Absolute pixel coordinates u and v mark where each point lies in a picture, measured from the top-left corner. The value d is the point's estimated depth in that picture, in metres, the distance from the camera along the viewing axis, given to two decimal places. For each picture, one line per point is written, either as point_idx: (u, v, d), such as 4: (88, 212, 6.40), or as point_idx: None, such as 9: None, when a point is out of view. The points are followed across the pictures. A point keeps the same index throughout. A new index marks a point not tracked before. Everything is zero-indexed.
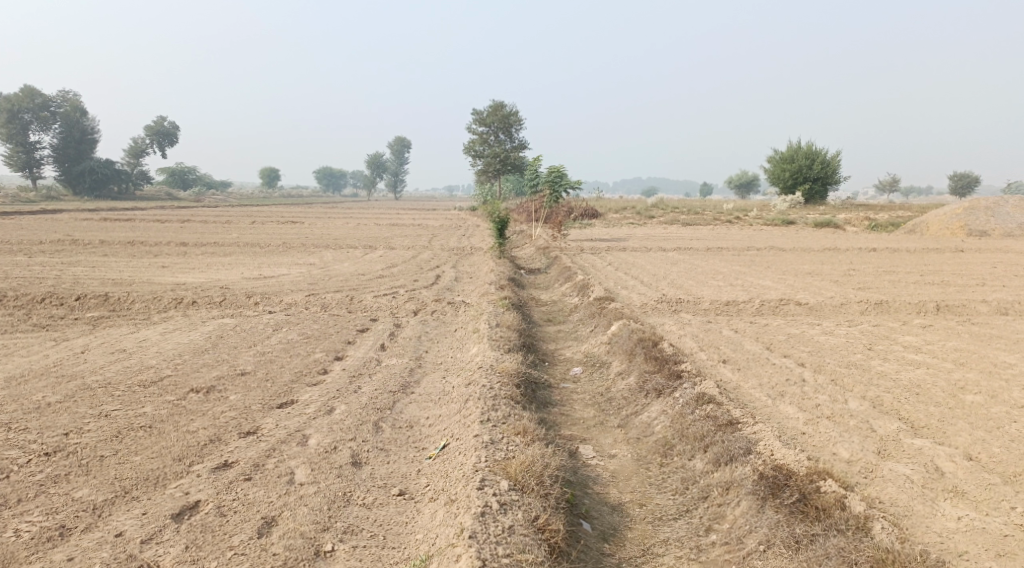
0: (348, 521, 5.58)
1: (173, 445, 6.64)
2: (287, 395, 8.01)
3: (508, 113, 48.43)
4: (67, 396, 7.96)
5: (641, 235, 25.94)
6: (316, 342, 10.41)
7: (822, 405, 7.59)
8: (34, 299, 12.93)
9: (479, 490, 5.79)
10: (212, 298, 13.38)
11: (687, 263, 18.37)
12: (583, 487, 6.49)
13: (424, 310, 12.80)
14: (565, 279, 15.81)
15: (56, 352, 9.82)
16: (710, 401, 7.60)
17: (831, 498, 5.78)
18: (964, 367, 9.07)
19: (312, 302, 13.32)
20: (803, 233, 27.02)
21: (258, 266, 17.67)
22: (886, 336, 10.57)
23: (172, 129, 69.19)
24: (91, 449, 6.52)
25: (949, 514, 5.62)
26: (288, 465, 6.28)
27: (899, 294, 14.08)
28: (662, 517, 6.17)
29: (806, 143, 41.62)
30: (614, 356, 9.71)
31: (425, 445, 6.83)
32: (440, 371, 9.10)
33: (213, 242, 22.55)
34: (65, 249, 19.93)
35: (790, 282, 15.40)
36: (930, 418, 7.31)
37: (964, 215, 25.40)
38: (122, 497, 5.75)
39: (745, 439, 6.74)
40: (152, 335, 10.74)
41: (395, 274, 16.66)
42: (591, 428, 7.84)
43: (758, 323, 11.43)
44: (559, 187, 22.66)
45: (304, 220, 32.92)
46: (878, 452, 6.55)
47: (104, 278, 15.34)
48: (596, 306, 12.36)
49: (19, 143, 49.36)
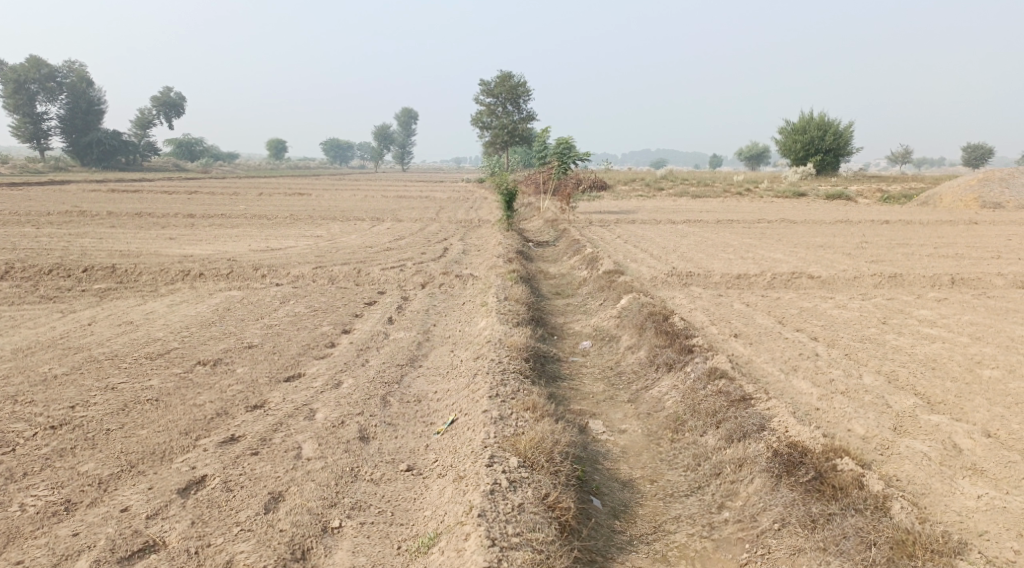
0: (356, 497, 5.52)
1: (179, 418, 6.58)
2: (293, 369, 7.93)
3: (516, 84, 47.87)
4: (73, 368, 7.91)
5: (650, 208, 25.63)
6: (323, 315, 10.32)
7: (836, 381, 7.46)
8: (41, 270, 12.86)
9: (489, 467, 5.70)
10: (219, 270, 13.29)
11: (697, 236, 18.13)
12: (593, 463, 6.41)
13: (432, 283, 12.68)
14: (574, 252, 15.65)
15: (62, 325, 9.76)
16: (722, 376, 7.48)
17: (848, 477, 5.67)
18: (980, 342, 8.91)
19: (320, 275, 13.21)
20: (814, 205, 26.68)
21: (265, 239, 17.53)
22: (900, 311, 10.40)
23: (179, 99, 68.87)
24: (97, 422, 6.47)
25: (968, 492, 5.52)
26: (295, 440, 6.22)
27: (912, 267, 13.88)
28: (673, 493, 6.08)
29: (819, 114, 40.98)
30: (624, 330, 9.59)
31: (434, 420, 6.76)
32: (448, 345, 9.00)
33: (221, 213, 22.42)
34: (72, 220, 19.86)
35: (801, 254, 15.19)
36: (947, 394, 7.17)
37: (977, 187, 25.00)
38: (128, 471, 5.69)
39: (759, 415, 6.63)
40: (158, 308, 10.66)
41: (402, 247, 16.52)
42: (601, 403, 7.75)
43: (769, 297, 11.28)
44: (568, 158, 22.38)
45: (311, 192, 32.72)
46: (894, 428, 6.43)
47: (111, 249, 15.26)
48: (605, 279, 12.22)
49: (26, 114, 49.14)
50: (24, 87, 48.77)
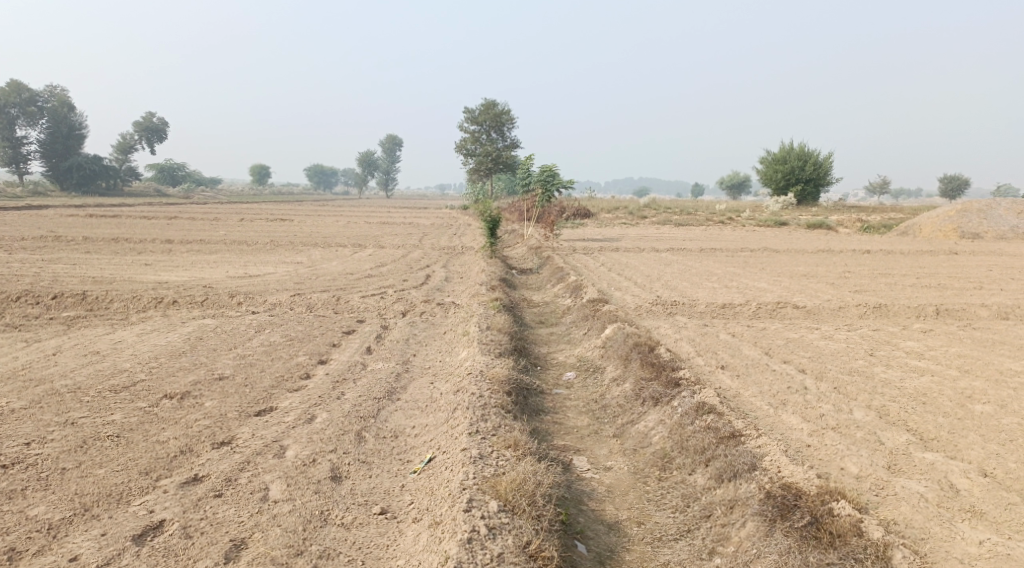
0: (324, 544, 5.19)
1: (141, 456, 6.23)
2: (265, 402, 7.59)
3: (500, 111, 48.02)
4: (33, 402, 7.52)
5: (633, 236, 25.56)
6: (300, 344, 9.99)
7: (826, 416, 7.24)
8: (9, 297, 12.44)
9: (466, 512, 5.39)
10: (194, 298, 12.93)
11: (680, 264, 18.01)
12: (577, 504, 6.12)
13: (413, 312, 12.38)
14: (558, 280, 15.45)
15: (25, 355, 9.35)
16: (711, 411, 7.21)
17: (845, 523, 5.41)
18: (969, 375, 8.74)
19: (298, 302, 12.89)
20: (796, 234, 26.74)
21: (243, 265, 17.18)
22: (887, 342, 10.23)
23: (163, 125, 68.50)
24: (52, 461, 6.10)
25: (969, 538, 5.29)
26: (262, 480, 5.88)
27: (896, 297, 13.78)
28: (661, 537, 5.80)
29: (799, 144, 41.35)
30: (609, 361, 9.35)
31: (410, 458, 6.45)
32: (427, 376, 8.70)
33: (200, 239, 22.03)
34: (46, 245, 19.39)
35: (785, 284, 15.07)
36: (940, 430, 6.96)
37: (956, 218, 25.16)
38: (80, 516, 5.33)
39: (750, 453, 6.36)
40: (128, 337, 10.27)
41: (384, 274, 16.23)
42: (585, 438, 7.47)
43: (755, 327, 11.09)
44: (552, 185, 22.27)
45: (293, 218, 32.33)
46: (888, 467, 6.20)
47: (84, 276, 14.83)
48: (590, 307, 11.99)
49: (5, 138, 48.55)
50: (5, 111, 48.17)
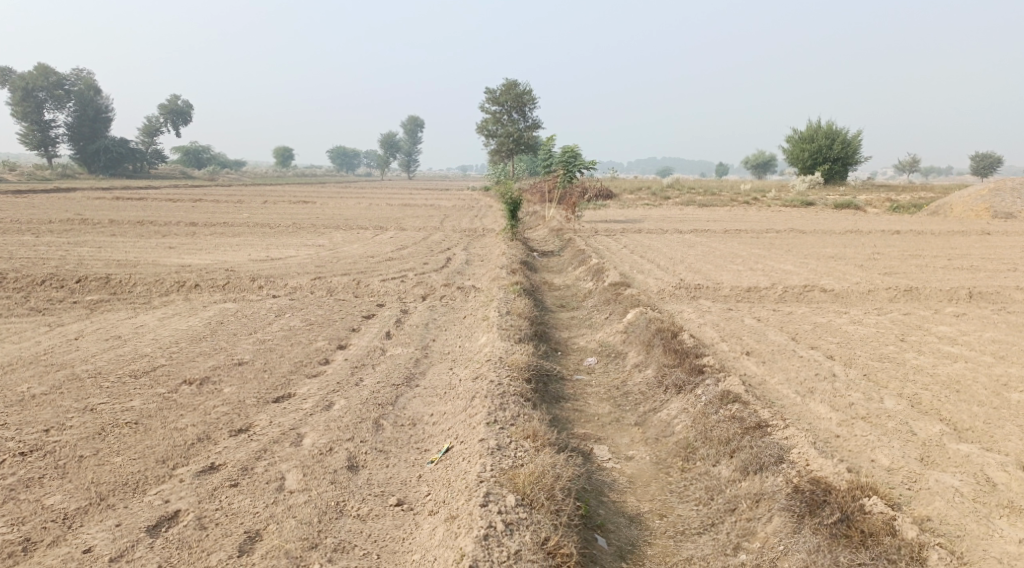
0: (339, 537, 5.12)
1: (158, 444, 6.19)
2: (283, 389, 7.52)
3: (522, 91, 47.50)
4: (53, 387, 7.52)
5: (657, 217, 25.21)
6: (319, 329, 9.92)
7: (856, 405, 7.02)
8: (34, 280, 12.52)
9: (483, 507, 5.27)
10: (215, 281, 12.92)
11: (704, 246, 17.69)
12: (598, 496, 5.99)
13: (433, 296, 12.26)
14: (579, 263, 15.26)
15: (48, 339, 9.38)
16: (736, 400, 7.01)
17: (878, 521, 5.23)
18: (1005, 361, 8.45)
19: (318, 286, 12.82)
20: (822, 215, 26.22)
21: (265, 248, 17.15)
22: (918, 327, 9.94)
23: (186, 107, 68.83)
24: (70, 448, 6.08)
25: (1008, 536, 5.10)
26: (278, 469, 5.82)
27: (927, 279, 13.41)
28: (684, 531, 5.66)
29: (827, 122, 40.50)
30: (631, 347, 9.17)
31: (428, 447, 6.35)
32: (447, 362, 8.60)
33: (223, 221, 22.08)
34: (72, 228, 19.53)
35: (812, 266, 14.73)
36: (975, 420, 6.72)
37: (989, 197, 24.49)
38: (96, 505, 5.31)
39: (776, 445, 6.18)
40: (150, 322, 10.26)
41: (405, 257, 16.12)
42: (607, 426, 7.33)
43: (781, 311, 10.83)
44: (574, 166, 21.97)
45: (315, 200, 32.31)
46: (921, 459, 5.99)
47: (108, 259, 14.89)
48: (611, 291, 11.79)
49: (33, 122, 49.04)
50: (33, 95, 48.65)
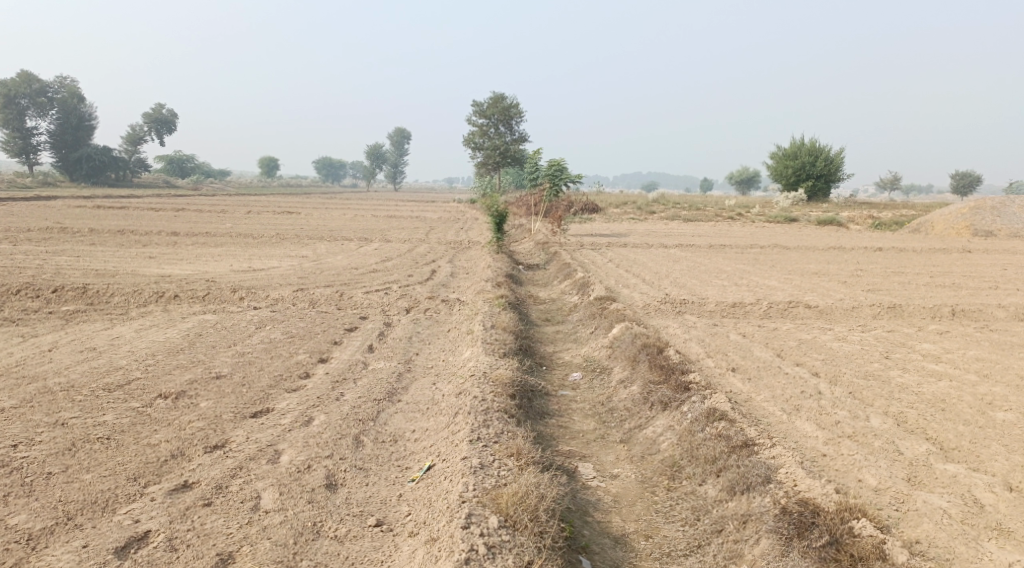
0: (315, 559, 4.97)
1: (130, 460, 6.01)
2: (261, 403, 7.35)
3: (509, 105, 47.62)
4: (24, 400, 7.31)
5: (642, 231, 25.25)
6: (300, 342, 9.74)
7: (842, 423, 6.95)
8: (9, 290, 12.25)
9: (465, 529, 5.14)
10: (195, 292, 12.71)
11: (689, 261, 17.69)
12: (582, 516, 5.87)
13: (417, 309, 12.12)
14: (565, 276, 15.18)
15: (21, 351, 9.15)
16: (722, 418, 6.92)
17: (867, 545, 5.14)
18: (989, 380, 8.44)
19: (300, 298, 12.65)
20: (806, 231, 26.37)
21: (248, 258, 16.95)
22: (902, 344, 9.92)
23: (171, 116, 68.41)
24: (38, 465, 5.88)
25: (997, 560, 5.04)
26: (254, 488, 5.66)
27: (911, 296, 13.44)
28: (670, 553, 5.55)
29: (810, 139, 40.84)
30: (616, 362, 9.08)
31: (409, 465, 6.21)
32: (430, 377, 8.45)
33: (206, 231, 21.83)
34: (51, 237, 19.22)
35: (796, 282, 14.74)
36: (961, 439, 6.67)
37: (969, 215, 24.72)
38: (63, 525, 5.13)
39: (763, 464, 6.10)
40: (127, 333, 10.05)
41: (389, 269, 15.97)
42: (591, 443, 7.22)
43: (766, 328, 10.78)
44: (559, 180, 21.95)
45: (300, 211, 32.06)
46: (908, 479, 5.92)
47: (86, 269, 14.62)
48: (597, 305, 11.71)
49: (15, 128, 48.47)
50: (14, 102, 48.14)
